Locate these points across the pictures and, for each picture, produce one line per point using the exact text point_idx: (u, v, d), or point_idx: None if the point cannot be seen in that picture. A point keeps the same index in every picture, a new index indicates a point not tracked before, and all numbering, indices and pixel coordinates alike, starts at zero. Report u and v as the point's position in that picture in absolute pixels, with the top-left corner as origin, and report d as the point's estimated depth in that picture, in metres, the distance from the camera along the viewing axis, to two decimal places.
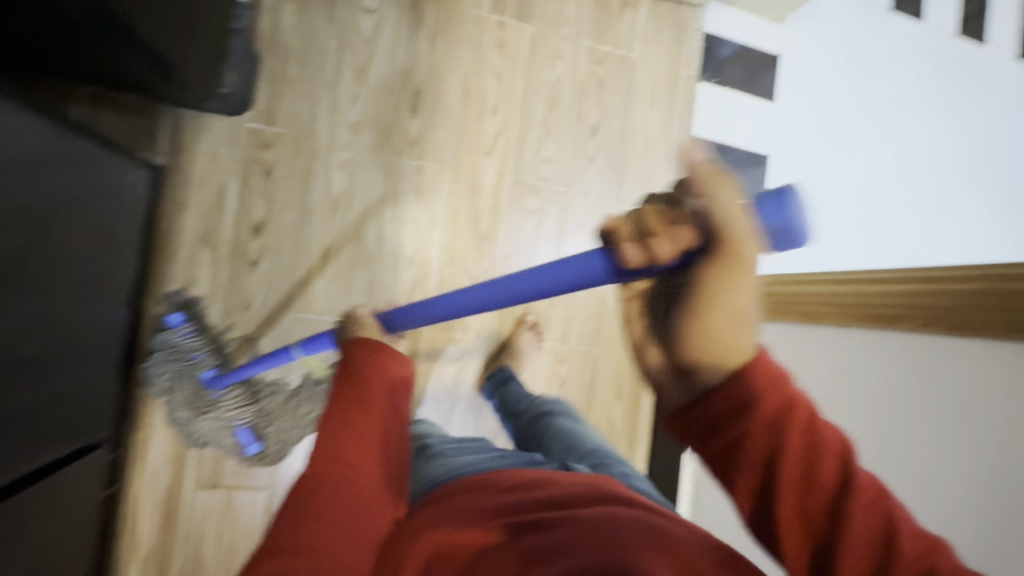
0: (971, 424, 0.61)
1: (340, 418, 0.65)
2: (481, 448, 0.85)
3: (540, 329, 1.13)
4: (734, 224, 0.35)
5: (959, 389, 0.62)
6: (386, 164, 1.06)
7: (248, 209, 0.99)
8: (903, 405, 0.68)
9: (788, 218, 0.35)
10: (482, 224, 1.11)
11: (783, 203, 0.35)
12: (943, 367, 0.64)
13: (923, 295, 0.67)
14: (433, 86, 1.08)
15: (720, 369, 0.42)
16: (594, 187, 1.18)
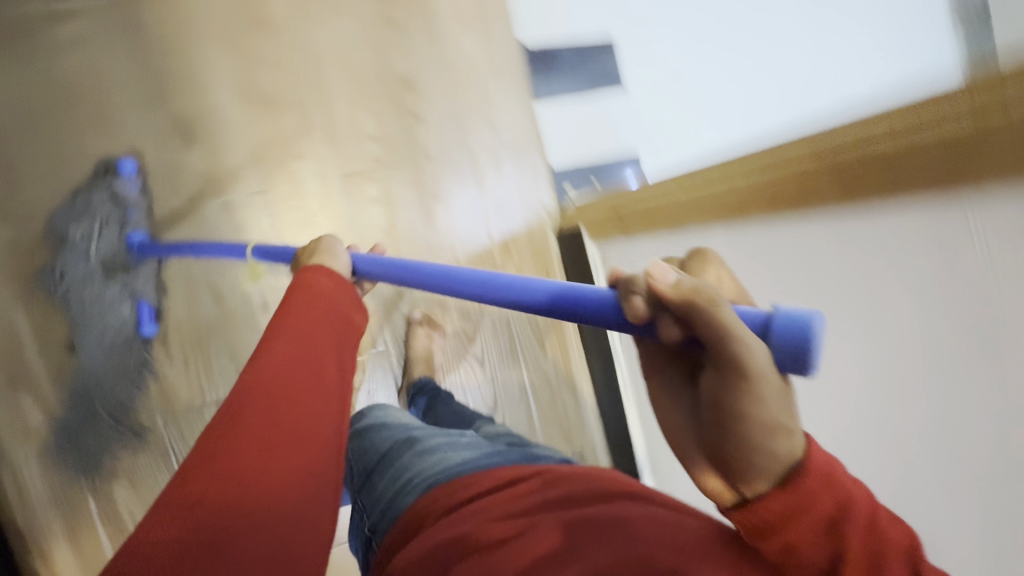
0: (849, 319, 0.59)
1: (287, 357, 0.48)
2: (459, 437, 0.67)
3: (433, 321, 1.05)
4: (744, 336, 0.33)
5: (832, 282, 0.59)
6: (186, 215, 0.90)
7: (50, 330, 0.85)
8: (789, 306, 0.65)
9: (813, 343, 0.32)
10: (329, 235, 0.98)
11: (807, 330, 0.32)
12: (822, 261, 0.60)
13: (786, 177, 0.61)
14: (200, 102, 0.91)
15: (773, 458, 0.36)
16: (435, 146, 1.05)
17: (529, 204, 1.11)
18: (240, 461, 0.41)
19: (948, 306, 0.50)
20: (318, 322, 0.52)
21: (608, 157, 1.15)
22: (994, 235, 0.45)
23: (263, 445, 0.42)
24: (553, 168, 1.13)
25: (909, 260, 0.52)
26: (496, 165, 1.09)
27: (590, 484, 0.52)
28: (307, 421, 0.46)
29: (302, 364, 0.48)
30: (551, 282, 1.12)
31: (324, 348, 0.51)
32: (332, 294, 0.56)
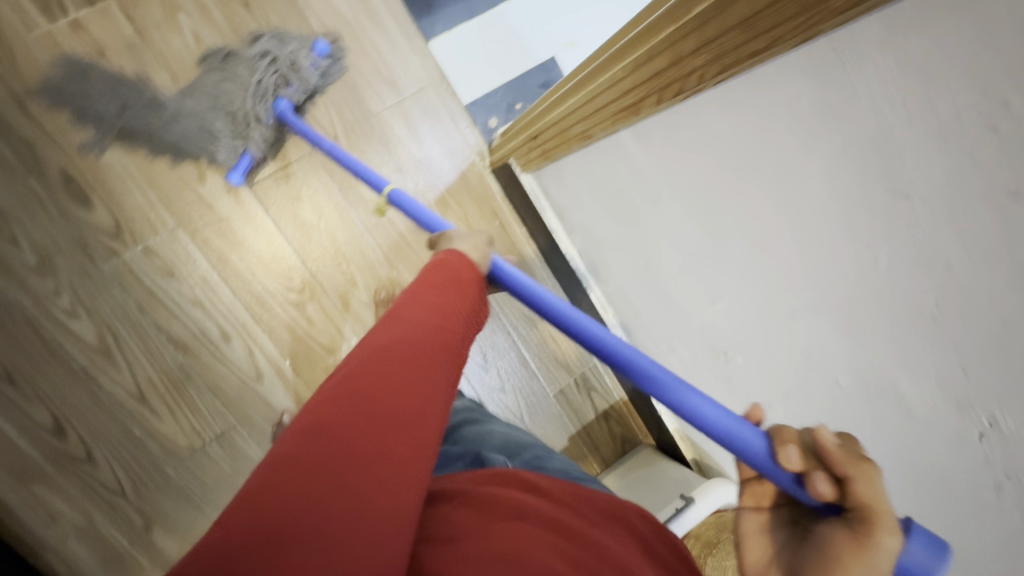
0: (740, 197, 0.53)
1: (394, 329, 0.44)
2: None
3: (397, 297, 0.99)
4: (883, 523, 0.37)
5: (719, 162, 0.53)
6: (113, 274, 0.89)
7: (31, 421, 0.87)
8: (693, 196, 0.60)
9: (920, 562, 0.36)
10: (261, 248, 0.95)
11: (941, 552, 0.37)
12: (701, 141, 0.54)
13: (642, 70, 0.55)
14: (81, 157, 0.88)
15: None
16: (336, 122, 0.98)
17: (455, 150, 1.04)
18: (339, 421, 0.37)
19: (812, 161, 0.44)
20: (435, 293, 0.48)
21: (523, 74, 1.06)
22: (835, 67, 0.39)
23: (356, 427, 0.36)
24: (468, 105, 1.04)
25: (772, 118, 0.46)
26: (407, 121, 1.01)
27: (500, 496, 0.44)
28: (414, 402, 0.39)
29: (409, 336, 0.43)
30: (502, 223, 1.07)
31: (440, 323, 0.46)
32: (462, 279, 0.51)
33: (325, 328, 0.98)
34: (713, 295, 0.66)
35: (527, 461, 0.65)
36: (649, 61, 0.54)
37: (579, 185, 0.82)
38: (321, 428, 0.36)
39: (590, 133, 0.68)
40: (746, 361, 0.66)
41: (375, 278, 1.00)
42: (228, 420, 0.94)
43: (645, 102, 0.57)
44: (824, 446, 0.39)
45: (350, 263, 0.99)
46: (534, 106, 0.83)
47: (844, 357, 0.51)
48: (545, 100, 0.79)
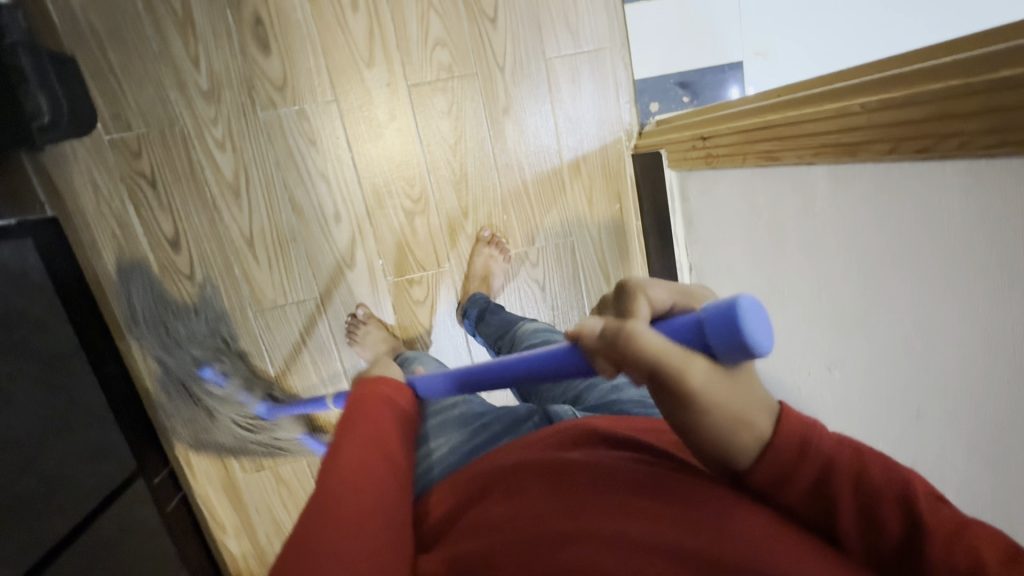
0: (921, 284, 0.49)
1: (361, 440, 0.54)
2: (452, 418, 0.69)
3: (502, 241, 1.02)
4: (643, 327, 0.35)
5: (922, 237, 0.48)
6: (265, 124, 0.93)
7: (155, 226, 0.94)
8: (868, 263, 0.55)
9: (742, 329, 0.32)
10: (396, 152, 0.97)
11: (733, 318, 0.32)
12: (911, 210, 0.49)
13: (860, 121, 0.50)
14: (273, 5, 0.89)
15: (750, 453, 0.38)
16: (508, 54, 0.97)
17: (606, 122, 1.02)
18: (322, 515, 0.44)
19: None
20: (383, 419, 0.59)
21: (705, 70, 1.01)
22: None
23: (351, 494, 0.47)
24: (638, 82, 1.01)
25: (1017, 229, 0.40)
26: (572, 77, 0.99)
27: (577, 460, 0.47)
28: (380, 489, 0.49)
29: (377, 447, 0.54)
30: (621, 207, 1.06)
31: (394, 438, 0.58)
32: (394, 394, 0.65)
33: (424, 243, 1.01)
34: (836, 361, 0.63)
35: (597, 397, 0.66)
36: (881, 113, 0.48)
37: (728, 200, 0.79)
38: (322, 515, 0.44)
39: (775, 155, 0.64)
40: (854, 428, 0.64)
41: (485, 215, 1.02)
42: (313, 291, 1.01)
43: (852, 144, 0.52)
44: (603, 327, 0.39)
45: (466, 193, 1.01)
46: (717, 107, 0.78)
47: (985, 474, 0.48)
48: (737, 103, 0.74)
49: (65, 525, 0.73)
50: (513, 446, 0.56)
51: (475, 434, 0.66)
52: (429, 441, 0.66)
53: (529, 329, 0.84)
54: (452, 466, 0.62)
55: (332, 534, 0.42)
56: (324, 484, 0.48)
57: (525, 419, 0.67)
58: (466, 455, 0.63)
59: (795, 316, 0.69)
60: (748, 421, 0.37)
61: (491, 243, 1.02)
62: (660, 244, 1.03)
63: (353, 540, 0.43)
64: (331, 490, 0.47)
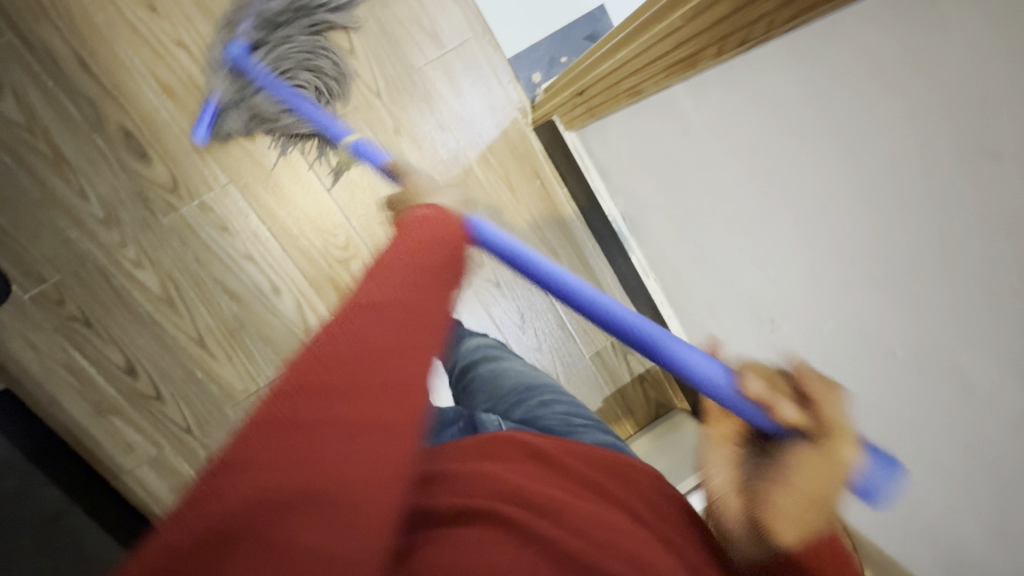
0: (804, 151, 0.49)
1: (385, 281, 0.41)
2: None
3: None
4: (845, 429, 0.45)
5: (774, 116, 0.50)
6: (172, 227, 0.93)
7: (105, 362, 0.94)
8: (749, 157, 0.56)
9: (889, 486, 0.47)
10: (308, 208, 0.97)
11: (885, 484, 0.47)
12: (765, 94, 0.50)
13: (688, 33, 0.53)
14: (137, 114, 0.90)
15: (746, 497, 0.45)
16: (378, 78, 0.97)
17: (496, 107, 1.02)
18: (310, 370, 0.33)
19: (876, 112, 0.41)
20: (433, 256, 0.45)
21: (570, 25, 1.00)
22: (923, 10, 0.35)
23: (349, 378, 0.33)
24: (511, 59, 1.01)
25: (846, 70, 0.42)
26: (448, 77, 0.99)
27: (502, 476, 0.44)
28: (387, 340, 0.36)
29: (405, 291, 0.40)
30: (542, 183, 1.06)
31: (446, 286, 0.44)
32: (448, 237, 0.49)
33: None
34: (760, 261, 0.63)
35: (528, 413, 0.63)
36: (699, 18, 0.51)
37: (623, 145, 0.80)
38: (316, 378, 0.32)
39: (641, 87, 0.65)
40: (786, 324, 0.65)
41: None
42: (280, 368, 1.00)
43: (691, 56, 0.55)
44: (801, 377, 0.49)
45: (391, 222, 1.01)
46: (578, 62, 0.78)
47: (899, 327, 0.48)
48: (589, 53, 0.76)
49: None
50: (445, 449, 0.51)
51: None
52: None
53: (474, 343, 0.81)
54: None
55: (333, 399, 0.31)
56: (356, 329, 0.36)
57: (451, 422, 0.65)
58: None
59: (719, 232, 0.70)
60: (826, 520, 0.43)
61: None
62: (589, 204, 1.03)
63: (364, 408, 0.32)
64: (318, 352, 0.34)
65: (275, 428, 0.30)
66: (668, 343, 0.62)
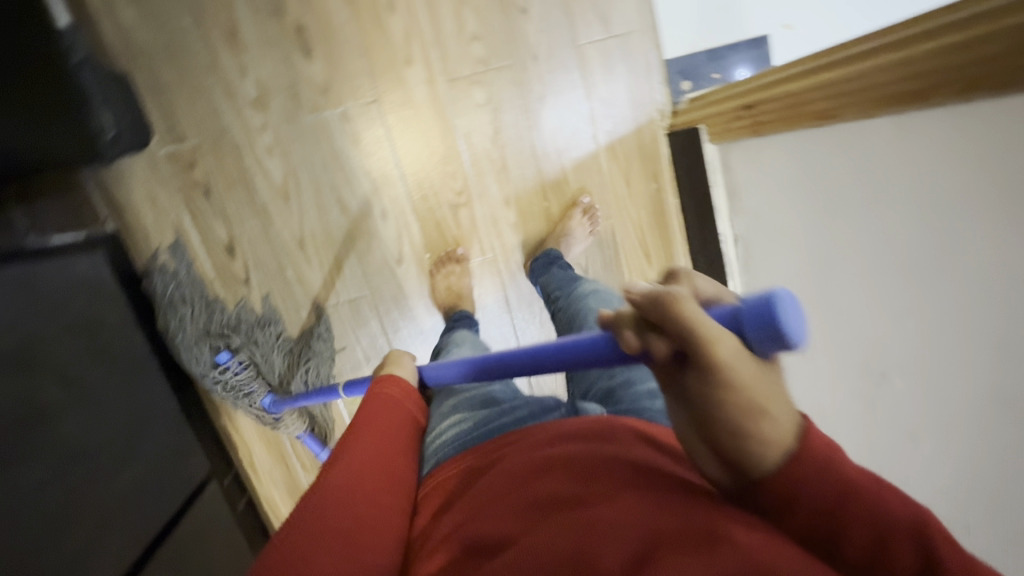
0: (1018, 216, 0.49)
1: (341, 460, 0.58)
2: (481, 396, 0.73)
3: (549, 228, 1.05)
4: (704, 319, 0.39)
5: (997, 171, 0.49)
6: (311, 127, 0.96)
7: (211, 235, 0.98)
8: (944, 202, 0.56)
9: (779, 323, 0.37)
10: (437, 147, 1.00)
11: (771, 308, 0.37)
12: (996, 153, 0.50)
13: (938, 64, 0.52)
14: (313, 10, 0.92)
15: (767, 461, 0.41)
16: (540, 43, 0.99)
17: (639, 103, 1.04)
18: (335, 502, 0.53)
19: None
20: (355, 436, 0.62)
21: (733, 45, 1.02)
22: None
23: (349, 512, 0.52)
24: (668, 61, 1.03)
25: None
26: (604, 61, 1.01)
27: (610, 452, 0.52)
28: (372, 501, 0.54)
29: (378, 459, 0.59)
30: (658, 187, 1.07)
31: (394, 463, 0.61)
32: (401, 422, 0.67)
33: (469, 235, 1.04)
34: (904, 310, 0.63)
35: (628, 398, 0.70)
36: (957, 53, 0.50)
37: (780, 165, 0.81)
38: (296, 535, 0.49)
39: (834, 112, 0.66)
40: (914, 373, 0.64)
41: (524, 203, 1.04)
42: (364, 289, 1.03)
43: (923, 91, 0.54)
44: (636, 305, 0.42)
45: (507, 183, 1.03)
46: (765, 74, 0.79)
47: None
48: (782, 67, 0.76)
49: (155, 526, 0.78)
50: (552, 424, 0.60)
51: (501, 414, 0.68)
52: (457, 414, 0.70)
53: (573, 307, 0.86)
54: (471, 438, 0.65)
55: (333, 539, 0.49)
56: (334, 488, 0.54)
57: (552, 409, 0.69)
58: (494, 427, 0.66)
59: (856, 273, 0.70)
60: (778, 434, 0.40)
61: (585, 212, 1.04)
62: (699, 220, 1.04)
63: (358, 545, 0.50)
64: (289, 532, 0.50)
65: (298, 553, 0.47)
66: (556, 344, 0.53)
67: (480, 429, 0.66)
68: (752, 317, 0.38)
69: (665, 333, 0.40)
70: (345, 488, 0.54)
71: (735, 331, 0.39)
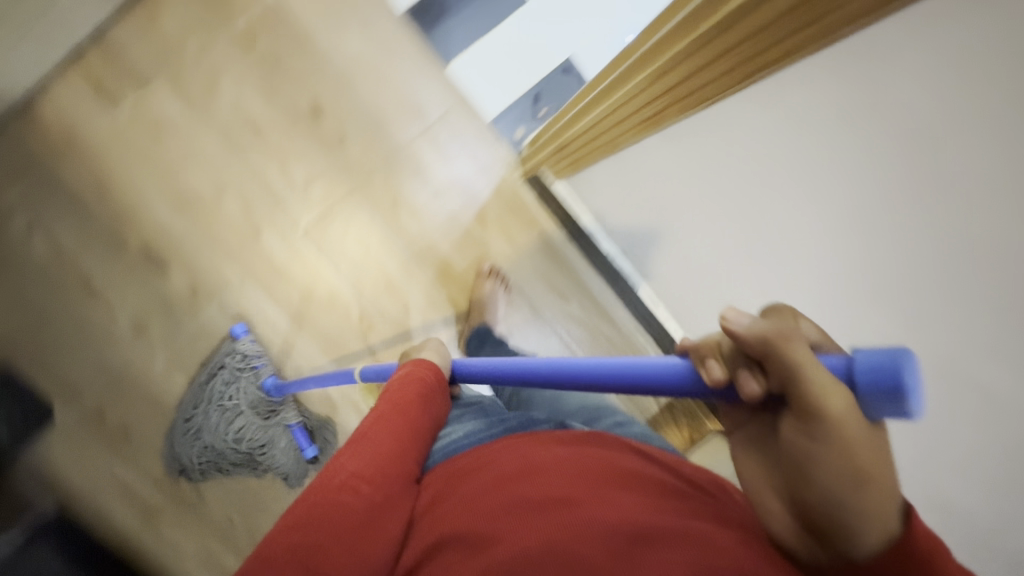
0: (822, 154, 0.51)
1: (357, 456, 0.56)
2: (478, 413, 0.73)
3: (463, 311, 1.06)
4: (813, 371, 0.31)
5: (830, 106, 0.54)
6: (197, 330, 0.97)
7: (149, 469, 0.97)
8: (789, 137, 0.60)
9: (900, 394, 0.29)
10: (320, 292, 1.02)
11: (901, 376, 0.29)
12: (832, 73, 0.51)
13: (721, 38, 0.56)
14: (151, 229, 0.95)
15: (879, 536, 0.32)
16: (370, 159, 1.02)
17: (485, 167, 1.06)
18: (337, 495, 0.51)
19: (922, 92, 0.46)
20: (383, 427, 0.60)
21: (542, 79, 1.05)
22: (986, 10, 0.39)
23: (354, 506, 0.51)
24: (492, 121, 1.06)
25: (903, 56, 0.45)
26: (435, 146, 1.04)
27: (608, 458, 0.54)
28: (383, 501, 0.53)
29: (391, 447, 0.57)
30: (540, 231, 1.09)
31: (405, 448, 0.59)
32: (430, 396, 0.66)
33: (387, 355, 1.04)
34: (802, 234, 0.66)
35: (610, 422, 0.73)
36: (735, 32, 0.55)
37: None
38: (303, 533, 0.48)
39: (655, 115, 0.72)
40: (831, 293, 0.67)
41: (424, 303, 1.06)
42: None
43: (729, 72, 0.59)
44: (737, 340, 0.34)
45: (399, 293, 1.05)
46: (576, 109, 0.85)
47: None
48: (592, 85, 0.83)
49: None
50: (559, 432, 0.62)
51: (498, 424, 0.69)
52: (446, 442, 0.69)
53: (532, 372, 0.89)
54: (473, 442, 0.65)
55: (329, 527, 0.48)
56: (337, 480, 0.53)
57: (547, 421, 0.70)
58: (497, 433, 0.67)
59: None
60: (883, 498, 0.31)
61: (492, 276, 1.04)
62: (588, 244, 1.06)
63: (353, 540, 0.49)
64: (293, 528, 0.48)
65: (304, 557, 0.46)
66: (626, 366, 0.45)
67: (487, 434, 0.67)
68: (878, 375, 0.29)
69: (768, 370, 0.33)
70: (347, 483, 0.53)
71: (847, 388, 0.31)
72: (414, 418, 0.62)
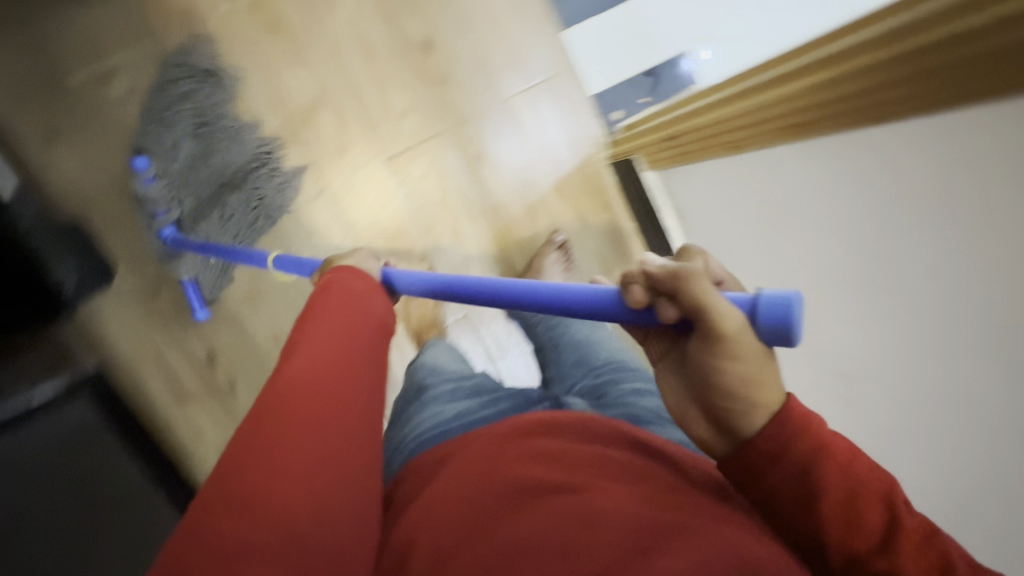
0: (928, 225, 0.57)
1: (303, 369, 0.47)
2: (469, 388, 0.82)
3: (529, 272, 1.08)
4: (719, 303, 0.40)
5: (962, 156, 0.52)
6: (266, 231, 0.99)
7: (191, 351, 1.00)
8: (889, 196, 0.60)
9: (791, 321, 0.39)
10: (388, 222, 1.03)
11: (785, 311, 0.39)
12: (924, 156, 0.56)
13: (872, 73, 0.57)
14: (245, 123, 0.96)
15: None
16: (468, 106, 1.02)
17: (574, 139, 1.06)
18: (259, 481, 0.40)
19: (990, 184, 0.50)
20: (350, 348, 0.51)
21: (651, 65, 1.03)
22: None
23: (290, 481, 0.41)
24: (593, 96, 1.06)
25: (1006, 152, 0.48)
26: (532, 108, 1.04)
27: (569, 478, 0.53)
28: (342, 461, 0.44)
29: (323, 388, 0.47)
30: (612, 216, 1.09)
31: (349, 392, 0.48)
32: (352, 311, 0.54)
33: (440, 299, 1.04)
34: (876, 284, 0.65)
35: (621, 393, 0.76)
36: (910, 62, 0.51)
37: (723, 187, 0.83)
38: (286, 477, 0.41)
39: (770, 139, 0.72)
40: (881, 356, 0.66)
41: (485, 259, 1.07)
42: None
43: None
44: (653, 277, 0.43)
45: (463, 243, 1.06)
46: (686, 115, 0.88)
47: None
48: (716, 90, 0.82)
49: None
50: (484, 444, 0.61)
51: (486, 404, 0.77)
52: (441, 406, 0.77)
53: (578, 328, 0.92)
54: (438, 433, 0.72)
55: (271, 506, 0.39)
56: (235, 462, 0.42)
57: (536, 401, 0.77)
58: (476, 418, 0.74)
59: None
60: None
61: (559, 247, 1.05)
62: (657, 241, 1.06)
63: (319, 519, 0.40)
64: (250, 471, 0.40)
65: (285, 500, 0.40)
66: (552, 287, 0.50)
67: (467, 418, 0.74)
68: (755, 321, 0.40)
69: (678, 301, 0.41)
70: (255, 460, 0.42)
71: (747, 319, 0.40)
72: (342, 352, 0.50)
